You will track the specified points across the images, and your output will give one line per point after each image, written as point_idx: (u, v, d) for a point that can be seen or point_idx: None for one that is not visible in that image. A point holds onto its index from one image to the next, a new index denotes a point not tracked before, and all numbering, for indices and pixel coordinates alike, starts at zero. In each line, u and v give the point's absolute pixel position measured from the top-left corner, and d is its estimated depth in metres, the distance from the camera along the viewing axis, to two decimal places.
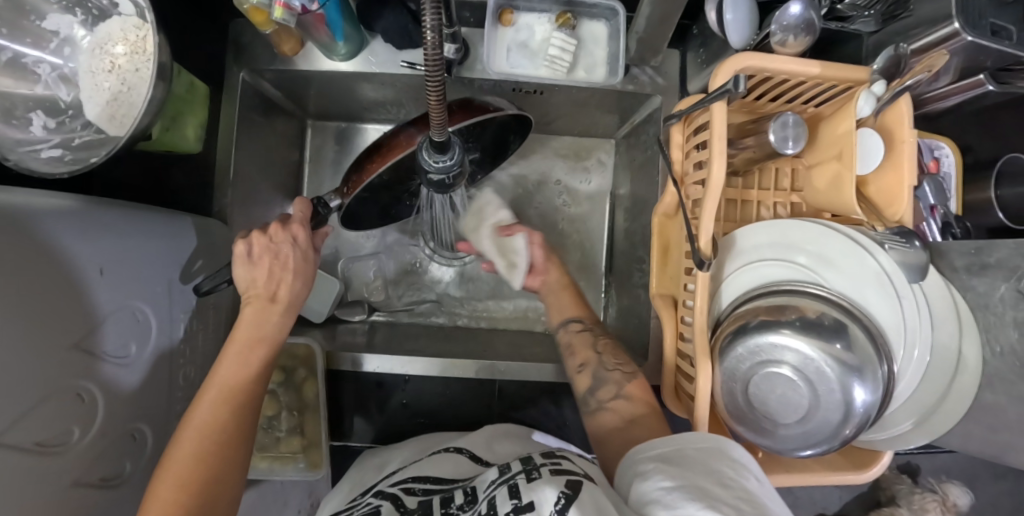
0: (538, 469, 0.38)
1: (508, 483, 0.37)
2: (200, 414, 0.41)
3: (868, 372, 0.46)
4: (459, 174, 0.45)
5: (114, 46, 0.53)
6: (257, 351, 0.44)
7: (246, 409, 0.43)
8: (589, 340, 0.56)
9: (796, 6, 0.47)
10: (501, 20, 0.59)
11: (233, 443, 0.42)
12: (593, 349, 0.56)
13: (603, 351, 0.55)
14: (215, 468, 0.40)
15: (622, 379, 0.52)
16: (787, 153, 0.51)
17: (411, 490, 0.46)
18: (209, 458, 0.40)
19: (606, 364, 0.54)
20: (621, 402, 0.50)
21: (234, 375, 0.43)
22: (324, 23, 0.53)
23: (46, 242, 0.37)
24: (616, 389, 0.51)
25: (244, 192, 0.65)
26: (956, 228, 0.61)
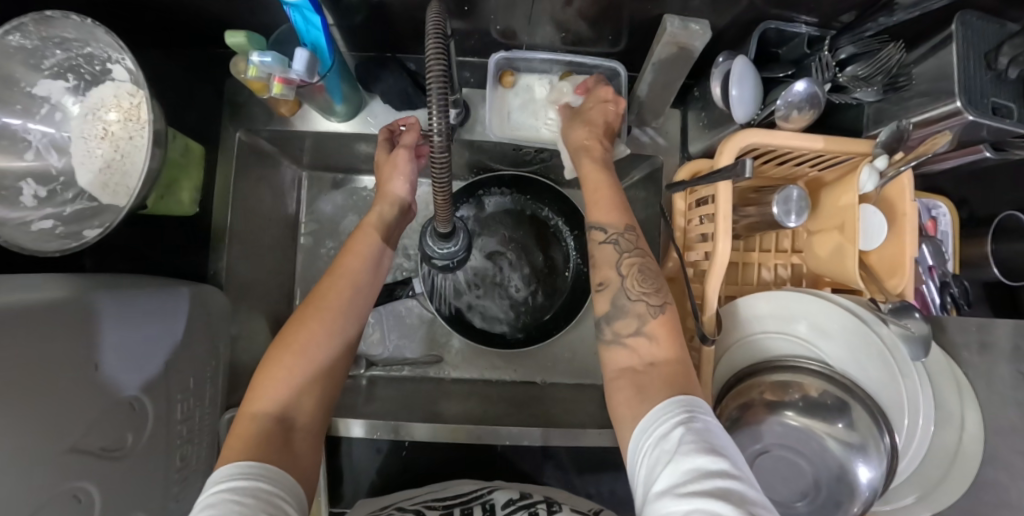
0: (556, 505, 0.48)
1: (529, 510, 0.46)
2: (316, 302, 0.47)
3: (872, 449, 0.46)
4: (464, 258, 0.45)
5: (107, 112, 0.52)
6: (365, 257, 0.51)
7: (348, 315, 0.48)
8: (612, 256, 0.48)
9: (801, 83, 0.47)
10: (503, 82, 0.60)
11: (334, 350, 0.46)
12: (616, 268, 0.48)
13: (627, 275, 0.47)
14: (317, 360, 0.44)
15: (646, 313, 0.45)
16: (789, 227, 0.51)
17: (433, 505, 0.50)
18: (310, 351, 0.44)
19: (628, 291, 0.46)
20: (643, 342, 0.44)
21: (348, 278, 0.49)
22: (324, 91, 0.54)
23: (47, 335, 0.35)
24: (638, 323, 0.45)
25: (243, 251, 0.64)
26: (954, 289, 0.61)
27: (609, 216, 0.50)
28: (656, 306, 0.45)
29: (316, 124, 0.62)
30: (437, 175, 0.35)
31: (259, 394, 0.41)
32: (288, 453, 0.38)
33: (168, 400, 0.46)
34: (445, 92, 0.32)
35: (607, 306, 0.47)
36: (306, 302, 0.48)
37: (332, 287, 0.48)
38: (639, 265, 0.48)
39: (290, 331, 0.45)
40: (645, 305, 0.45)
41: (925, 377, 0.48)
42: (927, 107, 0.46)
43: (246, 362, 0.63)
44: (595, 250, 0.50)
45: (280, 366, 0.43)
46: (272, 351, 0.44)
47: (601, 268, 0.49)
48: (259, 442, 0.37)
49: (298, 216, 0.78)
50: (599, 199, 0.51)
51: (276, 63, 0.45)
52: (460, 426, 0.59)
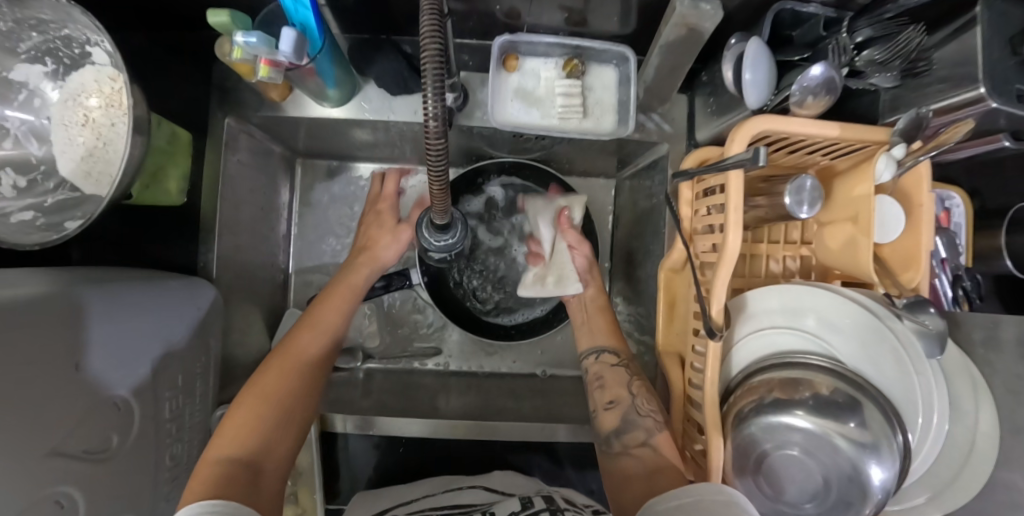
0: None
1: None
2: (285, 354, 0.50)
3: (885, 449, 0.43)
4: (462, 251, 0.43)
5: (87, 98, 0.49)
6: (335, 313, 0.57)
7: (313, 366, 0.51)
8: (623, 379, 0.58)
9: (818, 67, 0.44)
10: (506, 66, 0.58)
11: (304, 392, 0.48)
12: (627, 388, 0.57)
13: (637, 393, 0.56)
14: (288, 403, 0.47)
15: (653, 427, 0.52)
16: (800, 218, 0.49)
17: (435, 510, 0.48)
18: (280, 396, 0.46)
19: (638, 408, 0.54)
20: (648, 451, 0.49)
21: (313, 333, 0.54)
22: (315, 74, 0.51)
23: (24, 333, 0.33)
24: (645, 435, 0.51)
25: (233, 242, 0.62)
26: (966, 282, 0.59)
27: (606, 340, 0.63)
28: (660, 420, 0.52)
29: (306, 110, 0.60)
30: (430, 165, 0.33)
31: (225, 433, 0.42)
32: (254, 489, 0.39)
33: (157, 398, 0.45)
34: (441, 75, 0.30)
35: (616, 422, 0.54)
36: (277, 351, 0.51)
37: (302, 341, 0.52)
38: (647, 389, 0.56)
39: (259, 379, 0.47)
40: (652, 422, 0.52)
41: (938, 373, 0.47)
42: (947, 94, 0.44)
43: (238, 356, 0.62)
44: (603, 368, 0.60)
45: (252, 408, 0.44)
46: (242, 395, 0.46)
47: (612, 388, 0.57)
48: (226, 476, 0.38)
49: (291, 205, 0.76)
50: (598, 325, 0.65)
51: (262, 44, 0.43)
52: (462, 421, 0.58)
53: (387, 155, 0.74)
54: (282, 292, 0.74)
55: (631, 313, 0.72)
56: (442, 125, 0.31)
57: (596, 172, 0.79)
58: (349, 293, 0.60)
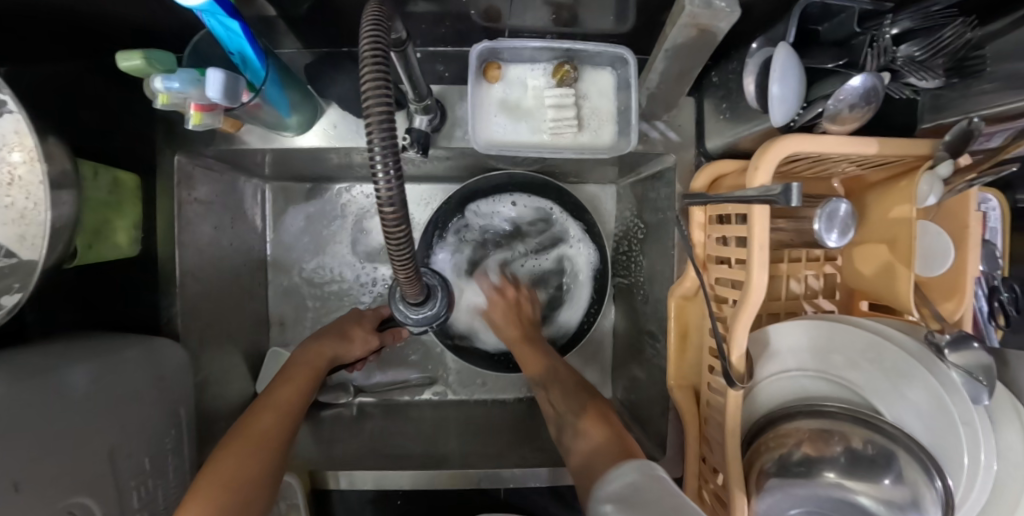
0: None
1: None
2: (252, 428, 0.44)
3: (928, 507, 0.38)
4: (446, 318, 0.38)
5: (8, 152, 0.43)
6: (300, 389, 0.52)
7: (287, 432, 0.46)
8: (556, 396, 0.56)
9: (858, 78, 0.37)
10: (487, 76, 0.50)
11: (270, 471, 0.42)
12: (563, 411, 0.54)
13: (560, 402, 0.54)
14: (260, 472, 0.41)
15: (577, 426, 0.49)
16: (828, 245, 0.43)
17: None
18: (253, 469, 0.41)
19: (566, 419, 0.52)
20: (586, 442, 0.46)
21: (281, 409, 0.48)
22: (265, 107, 0.44)
23: None
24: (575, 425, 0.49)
25: (202, 289, 0.57)
26: (1005, 294, 0.53)
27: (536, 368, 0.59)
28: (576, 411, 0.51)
29: (267, 141, 0.53)
30: (391, 245, 0.28)
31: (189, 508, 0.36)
32: None
33: (120, 491, 0.41)
34: (391, 139, 0.25)
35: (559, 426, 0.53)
36: (242, 424, 0.45)
37: (267, 413, 0.46)
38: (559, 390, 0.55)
39: (223, 456, 0.41)
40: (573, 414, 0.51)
41: (984, 419, 0.42)
42: (999, 98, 0.37)
43: (217, 409, 0.58)
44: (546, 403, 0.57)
45: (218, 478, 0.38)
46: (206, 475, 0.39)
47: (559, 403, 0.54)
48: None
49: (265, 234, 0.70)
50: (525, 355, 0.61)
51: (190, 85, 0.36)
52: (459, 471, 0.54)
53: (367, 176, 0.68)
54: (264, 328, 0.70)
55: (637, 334, 0.67)
56: (398, 202, 0.25)
57: (594, 179, 0.72)
58: (312, 374, 0.54)
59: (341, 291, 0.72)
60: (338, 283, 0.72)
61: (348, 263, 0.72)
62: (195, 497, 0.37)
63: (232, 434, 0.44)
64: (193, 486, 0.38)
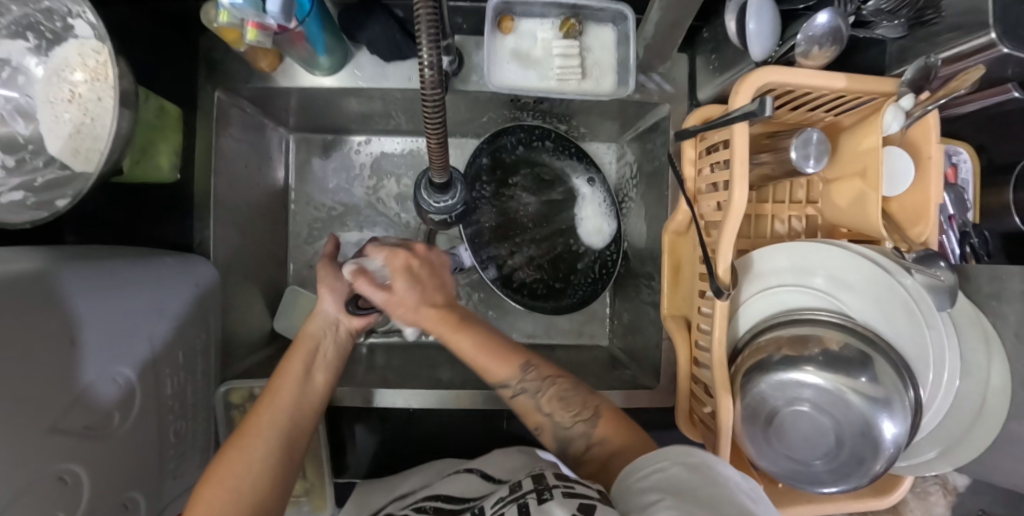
0: (547, 493, 0.38)
1: (517, 503, 0.38)
2: (243, 432, 0.44)
3: (896, 404, 0.43)
4: (461, 211, 0.43)
5: (72, 73, 0.48)
6: (294, 384, 0.48)
7: (287, 422, 0.46)
8: (530, 405, 0.49)
9: (824, 15, 0.43)
10: (501, 28, 0.56)
11: (272, 481, 0.42)
12: (541, 410, 0.50)
13: (552, 410, 0.49)
14: (245, 504, 0.39)
15: (587, 429, 0.48)
16: (806, 173, 0.48)
17: (422, 507, 0.49)
18: (237, 487, 0.40)
19: (561, 421, 0.49)
20: (598, 446, 0.47)
21: (274, 414, 0.45)
22: (303, 40, 0.49)
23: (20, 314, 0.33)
24: (586, 440, 0.48)
25: (230, 219, 0.61)
26: (974, 239, 0.57)
27: (502, 372, 0.49)
28: (588, 418, 0.48)
29: (301, 82, 0.58)
30: (428, 122, 0.32)
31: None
32: None
33: (156, 379, 0.46)
34: (437, 36, 0.29)
35: (554, 442, 0.50)
36: (232, 436, 0.43)
37: (262, 413, 0.45)
38: (558, 395, 0.49)
39: (217, 469, 0.41)
40: (582, 423, 0.48)
41: (949, 327, 0.46)
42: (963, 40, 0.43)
43: (239, 333, 0.62)
44: (515, 404, 0.51)
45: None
46: (198, 492, 0.39)
47: (529, 415, 0.51)
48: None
49: (288, 181, 0.75)
50: (479, 360, 0.49)
51: (248, 6, 0.41)
52: (464, 392, 0.60)
53: (385, 127, 0.73)
54: (283, 270, 0.74)
55: (634, 281, 0.71)
56: (438, 80, 0.29)
57: (599, 140, 0.77)
58: (306, 357, 0.50)
59: (355, 238, 0.76)
60: (353, 231, 0.76)
61: (363, 211, 0.76)
62: None
63: (229, 443, 0.43)
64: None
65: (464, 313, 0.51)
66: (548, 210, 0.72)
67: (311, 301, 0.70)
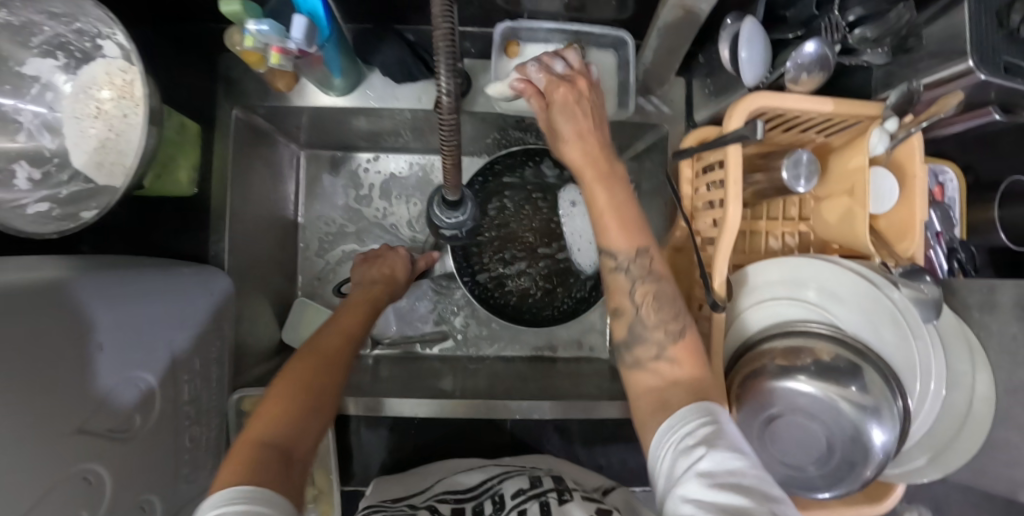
0: (567, 494, 0.46)
1: (539, 501, 0.45)
2: (320, 346, 0.51)
3: (885, 412, 0.45)
4: (472, 227, 0.45)
5: (99, 90, 0.50)
6: (359, 324, 0.58)
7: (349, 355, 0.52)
8: (626, 285, 0.47)
9: (811, 44, 0.46)
10: (507, 52, 0.58)
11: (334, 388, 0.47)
12: (631, 298, 0.47)
13: (643, 304, 0.46)
14: (317, 394, 0.45)
15: (665, 338, 0.45)
16: (798, 192, 0.50)
17: (444, 498, 0.51)
18: (314, 381, 0.46)
19: (645, 320, 0.46)
20: (666, 366, 0.43)
21: (344, 338, 0.54)
22: (321, 63, 0.52)
23: (55, 319, 0.35)
24: (658, 349, 0.45)
25: (243, 231, 0.63)
26: (961, 254, 0.59)
27: (622, 243, 0.46)
28: (676, 329, 0.45)
29: (315, 101, 0.61)
30: (445, 145, 0.34)
31: (257, 425, 0.40)
32: (288, 471, 0.36)
33: (174, 383, 0.48)
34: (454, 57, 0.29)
35: (625, 332, 0.47)
36: (307, 348, 0.50)
37: (337, 338, 0.53)
38: (654, 291, 0.46)
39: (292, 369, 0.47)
40: (664, 331, 0.45)
41: (936, 338, 0.48)
42: (942, 67, 0.45)
43: (250, 343, 0.64)
44: (608, 277, 0.48)
45: (284, 400, 0.42)
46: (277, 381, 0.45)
47: (616, 294, 0.48)
48: (259, 469, 0.34)
49: (297, 196, 0.77)
50: (607, 222, 0.47)
51: (273, 32, 0.43)
52: (468, 401, 0.60)
53: (392, 145, 0.76)
54: (292, 282, 0.75)
55: None
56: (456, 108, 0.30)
57: None
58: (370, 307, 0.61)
59: (362, 251, 0.78)
60: (360, 244, 0.78)
61: (370, 224, 0.78)
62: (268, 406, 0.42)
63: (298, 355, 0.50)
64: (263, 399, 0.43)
65: (608, 166, 0.48)
66: (544, 228, 0.75)
67: (318, 312, 0.71)
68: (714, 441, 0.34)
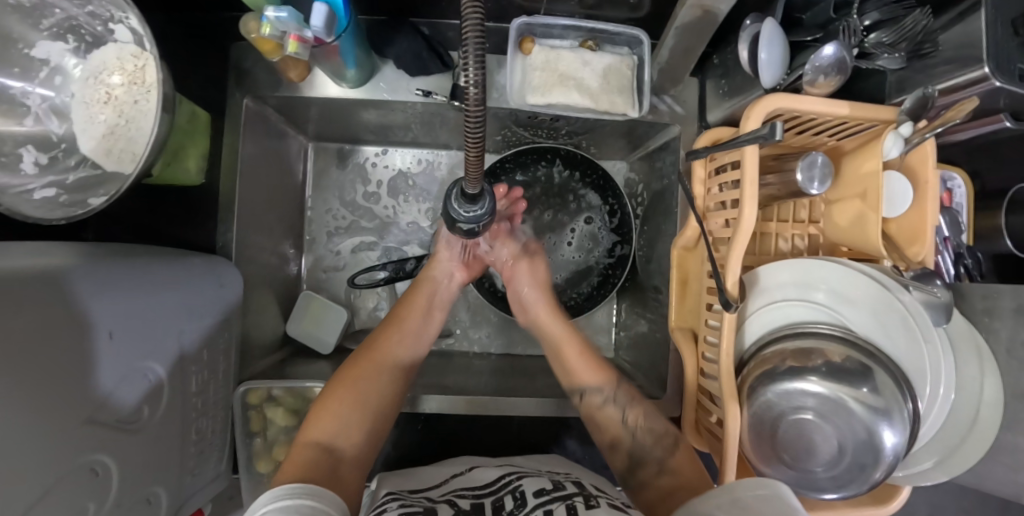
0: (593, 500, 0.45)
1: (565, 503, 0.44)
2: (376, 348, 0.60)
3: (896, 414, 0.45)
4: (489, 221, 0.44)
5: (109, 76, 0.49)
6: (415, 322, 0.64)
7: (404, 356, 0.61)
8: (617, 418, 0.58)
9: (830, 47, 0.47)
10: (523, 48, 0.58)
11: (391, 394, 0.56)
12: (623, 421, 0.58)
13: (636, 424, 0.57)
14: (372, 403, 0.55)
15: (663, 456, 0.54)
16: (812, 194, 0.51)
17: (462, 494, 0.50)
18: (371, 389, 0.55)
19: (641, 440, 0.56)
20: (668, 477, 0.52)
21: (399, 335, 0.62)
22: (337, 54, 0.51)
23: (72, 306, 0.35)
24: (659, 465, 0.53)
25: (251, 221, 0.62)
26: (968, 260, 0.60)
27: (597, 380, 0.61)
28: (668, 445, 0.55)
29: (327, 92, 0.60)
30: (470, 141, 0.32)
31: (319, 420, 0.52)
32: (334, 470, 0.47)
33: (182, 374, 0.47)
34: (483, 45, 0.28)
35: (625, 463, 0.56)
36: (367, 347, 0.60)
37: (391, 339, 0.61)
38: (642, 413, 0.58)
39: (354, 368, 0.57)
40: (662, 448, 0.54)
41: (944, 341, 0.48)
42: (959, 72, 0.45)
43: (255, 335, 0.63)
44: (595, 413, 0.59)
45: (338, 405, 0.53)
46: (337, 380, 0.56)
47: (609, 431, 0.58)
48: (314, 461, 0.46)
49: (304, 189, 0.76)
50: (576, 366, 0.63)
51: (292, 19, 0.43)
52: (470, 400, 0.61)
53: (401, 139, 0.75)
54: (297, 276, 0.75)
55: (640, 294, 0.74)
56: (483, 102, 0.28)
57: (608, 157, 0.79)
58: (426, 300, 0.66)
59: (368, 245, 0.77)
60: (366, 238, 0.77)
61: (376, 218, 0.77)
62: (327, 405, 0.53)
63: (361, 352, 0.60)
64: (334, 379, 0.56)
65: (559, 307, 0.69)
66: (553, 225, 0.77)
67: (322, 306, 0.70)
68: (730, 503, 0.38)
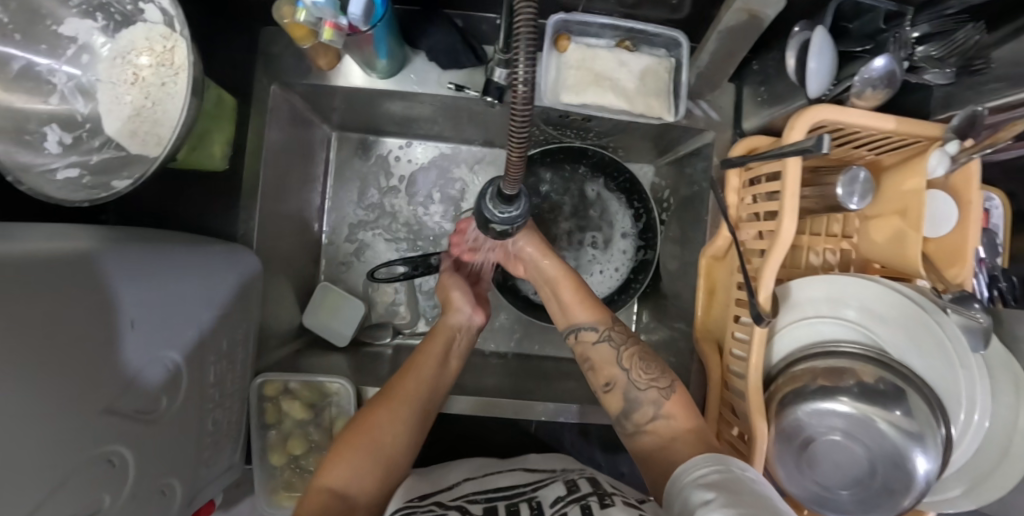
0: (608, 498, 0.45)
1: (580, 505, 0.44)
2: (394, 391, 0.55)
3: (930, 440, 0.44)
4: (523, 223, 0.43)
5: (137, 56, 0.48)
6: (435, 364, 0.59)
7: (426, 400, 0.56)
8: (611, 354, 0.55)
9: (881, 59, 0.45)
10: (558, 46, 0.56)
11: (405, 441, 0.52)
12: (618, 365, 0.55)
13: (631, 366, 0.54)
14: (387, 452, 0.50)
15: (659, 398, 0.51)
16: (851, 209, 0.49)
17: (475, 499, 0.48)
18: (391, 437, 0.51)
19: (637, 382, 0.53)
20: (661, 423, 0.50)
21: (421, 377, 0.57)
22: (370, 42, 0.50)
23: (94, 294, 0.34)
24: (653, 409, 0.51)
25: (272, 209, 0.61)
26: (1003, 283, 0.58)
27: (585, 317, 0.59)
28: (665, 388, 0.52)
29: (355, 81, 0.59)
30: (513, 139, 0.31)
31: (334, 467, 0.48)
32: None
33: (201, 364, 0.46)
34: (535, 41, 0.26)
35: (621, 403, 0.53)
36: (385, 391, 0.55)
37: (408, 382, 0.56)
38: (637, 354, 0.55)
39: (374, 412, 0.53)
40: (655, 390, 0.52)
41: (982, 366, 0.47)
42: (1011, 92, 0.44)
43: (272, 326, 0.62)
44: (592, 352, 0.57)
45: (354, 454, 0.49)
46: (356, 427, 0.52)
47: (603, 369, 0.55)
48: None
49: (325, 179, 0.75)
50: (571, 302, 0.60)
51: (328, 5, 0.42)
52: (482, 402, 0.60)
53: (427, 132, 0.74)
54: (315, 266, 0.74)
55: (663, 300, 0.73)
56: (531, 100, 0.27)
57: (634, 159, 0.78)
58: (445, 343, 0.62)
59: (387, 238, 0.76)
60: (385, 232, 0.76)
61: (396, 212, 0.76)
62: (343, 454, 0.49)
63: (378, 396, 0.55)
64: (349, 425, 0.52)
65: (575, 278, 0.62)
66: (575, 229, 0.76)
67: (339, 298, 0.69)
68: (722, 482, 0.38)
